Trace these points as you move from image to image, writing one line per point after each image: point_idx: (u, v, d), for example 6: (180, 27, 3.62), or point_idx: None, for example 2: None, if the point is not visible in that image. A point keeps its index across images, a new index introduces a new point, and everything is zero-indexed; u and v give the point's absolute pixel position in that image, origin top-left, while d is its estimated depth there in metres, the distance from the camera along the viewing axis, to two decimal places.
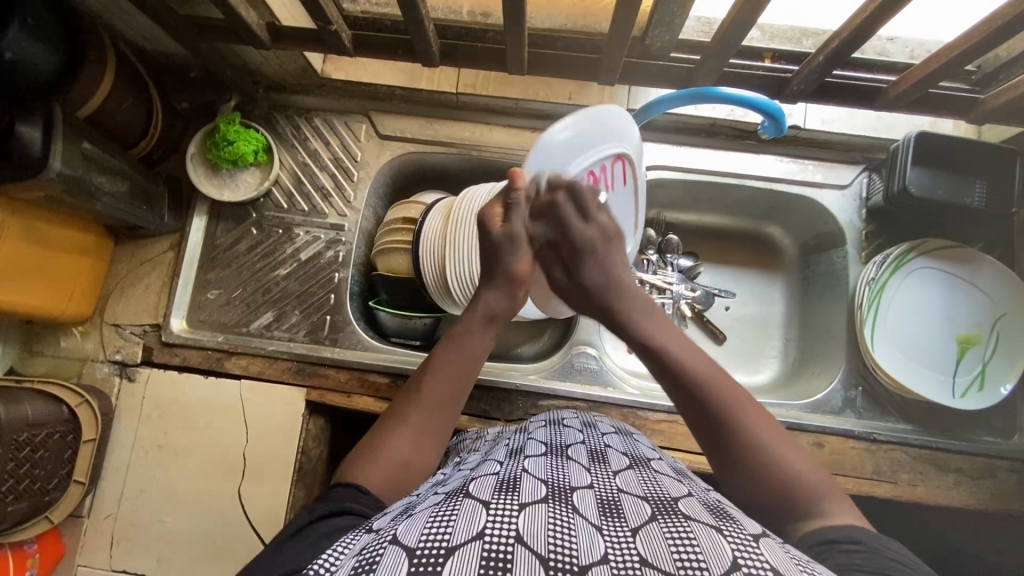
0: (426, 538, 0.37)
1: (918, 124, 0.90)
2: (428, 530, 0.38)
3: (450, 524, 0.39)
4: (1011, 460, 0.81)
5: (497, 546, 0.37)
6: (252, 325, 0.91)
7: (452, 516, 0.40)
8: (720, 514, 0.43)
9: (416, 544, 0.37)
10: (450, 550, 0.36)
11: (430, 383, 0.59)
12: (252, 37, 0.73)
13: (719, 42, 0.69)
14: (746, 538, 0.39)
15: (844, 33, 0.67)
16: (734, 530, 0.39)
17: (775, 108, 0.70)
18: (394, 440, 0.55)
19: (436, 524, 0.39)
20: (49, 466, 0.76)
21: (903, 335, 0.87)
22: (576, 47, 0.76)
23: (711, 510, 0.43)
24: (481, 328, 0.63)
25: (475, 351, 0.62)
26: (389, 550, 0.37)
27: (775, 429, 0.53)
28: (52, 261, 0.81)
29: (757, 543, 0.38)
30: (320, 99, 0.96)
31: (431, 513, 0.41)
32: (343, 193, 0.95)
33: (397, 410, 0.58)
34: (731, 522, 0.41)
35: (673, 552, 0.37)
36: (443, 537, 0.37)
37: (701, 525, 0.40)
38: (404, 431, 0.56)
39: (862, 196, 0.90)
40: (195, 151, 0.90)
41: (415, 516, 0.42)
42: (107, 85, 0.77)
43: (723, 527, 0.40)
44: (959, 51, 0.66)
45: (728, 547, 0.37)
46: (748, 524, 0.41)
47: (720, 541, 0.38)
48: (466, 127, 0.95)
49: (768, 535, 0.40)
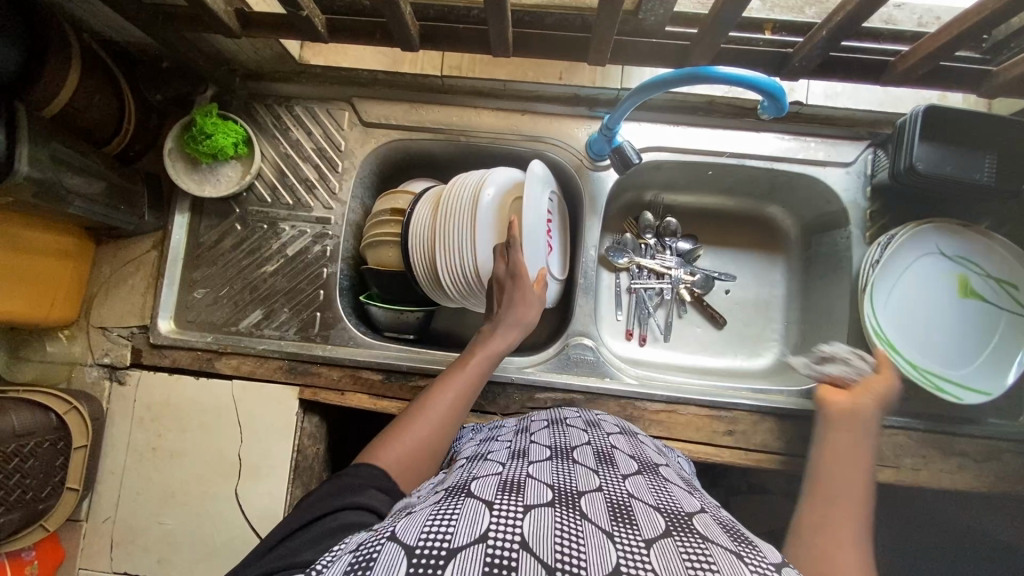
0: (426, 536, 0.36)
1: (925, 97, 0.86)
2: (428, 528, 0.37)
3: (451, 524, 0.37)
4: (1017, 443, 0.80)
5: (500, 551, 0.35)
6: (240, 323, 0.89)
7: (454, 514, 0.38)
8: (738, 537, 0.41)
9: (415, 542, 0.35)
10: (452, 551, 0.35)
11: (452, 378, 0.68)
12: (219, 25, 0.69)
13: (714, 19, 0.65)
14: (767, 567, 0.38)
15: (849, 5, 0.63)
16: (754, 558, 0.38)
17: (775, 87, 0.65)
18: (413, 427, 0.61)
19: (437, 522, 0.37)
20: (39, 476, 0.75)
21: (908, 318, 0.84)
22: (565, 25, 0.72)
23: (728, 531, 0.42)
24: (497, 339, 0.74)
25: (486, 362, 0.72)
26: (388, 547, 0.36)
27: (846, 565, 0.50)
28: (33, 267, 0.79)
29: (779, 574, 0.37)
30: (300, 87, 0.92)
31: (431, 511, 0.40)
32: (328, 184, 0.92)
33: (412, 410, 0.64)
34: (749, 547, 0.40)
35: (690, 571, 0.36)
36: (444, 537, 0.36)
37: (721, 549, 0.39)
38: (424, 421, 0.62)
39: (866, 173, 0.87)
40: (172, 146, 0.86)
41: (415, 514, 0.40)
42: (72, 83, 0.72)
43: (742, 552, 0.39)
44: (973, 22, 0.62)
45: (748, 571, 0.36)
46: (767, 551, 0.40)
47: (741, 568, 0.37)
48: (454, 111, 0.91)
49: (789, 566, 0.39)
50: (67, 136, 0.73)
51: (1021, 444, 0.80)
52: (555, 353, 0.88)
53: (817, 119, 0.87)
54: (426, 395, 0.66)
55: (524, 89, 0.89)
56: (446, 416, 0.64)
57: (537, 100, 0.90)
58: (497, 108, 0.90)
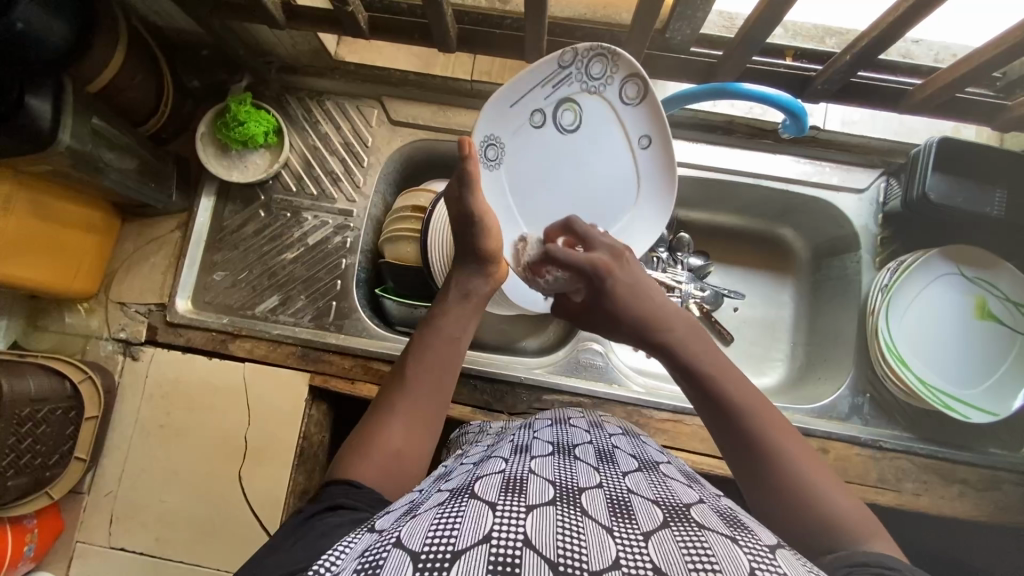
0: (432, 540, 0.36)
1: (939, 129, 0.88)
2: (433, 532, 0.37)
3: (456, 526, 0.37)
4: (1018, 474, 0.81)
5: (504, 549, 0.35)
6: (257, 308, 0.91)
7: (458, 516, 0.38)
8: (734, 523, 0.42)
9: (421, 548, 0.35)
10: (457, 553, 0.34)
11: (421, 364, 0.61)
12: (266, 16, 0.72)
13: (743, 39, 0.68)
14: (762, 548, 0.38)
15: (872, 33, 0.66)
16: (749, 540, 0.38)
17: (797, 107, 0.69)
18: (388, 428, 0.56)
19: (442, 525, 0.37)
20: (50, 442, 0.76)
21: (918, 339, 0.85)
22: (596, 38, 0.74)
23: (724, 519, 0.42)
24: (458, 309, 0.67)
25: (454, 331, 0.65)
26: (393, 554, 0.35)
27: (821, 467, 0.51)
28: (60, 238, 0.81)
29: (773, 555, 0.37)
30: (332, 83, 0.94)
31: (436, 513, 0.39)
32: (353, 178, 0.94)
33: (391, 398, 0.59)
34: (744, 531, 0.40)
35: (687, 563, 0.35)
36: (449, 540, 0.35)
37: (716, 534, 0.39)
38: (397, 419, 0.57)
39: (878, 201, 0.89)
40: (204, 130, 0.89)
41: (420, 516, 0.40)
42: (118, 60, 0.75)
43: (737, 536, 0.39)
44: (989, 57, 0.65)
45: (743, 557, 0.36)
46: (762, 534, 0.40)
47: (735, 551, 0.37)
48: (480, 115, 0.93)
49: (784, 547, 0.39)
50: (107, 112, 0.76)
51: (1021, 476, 0.81)
52: (564, 357, 0.89)
53: (833, 145, 0.89)
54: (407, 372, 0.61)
55: None
56: (424, 411, 0.59)
57: None
58: None
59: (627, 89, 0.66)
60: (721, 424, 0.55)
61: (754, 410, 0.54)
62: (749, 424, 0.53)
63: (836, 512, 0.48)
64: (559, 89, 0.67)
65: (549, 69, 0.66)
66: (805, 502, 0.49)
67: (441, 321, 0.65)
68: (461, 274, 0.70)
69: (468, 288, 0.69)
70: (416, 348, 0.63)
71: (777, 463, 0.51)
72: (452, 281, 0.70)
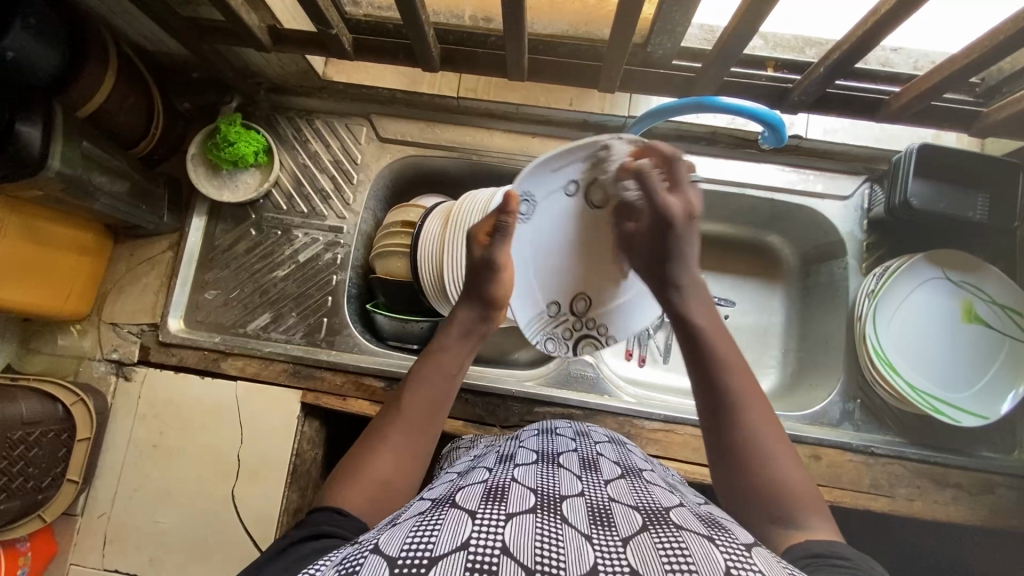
0: (409, 547, 0.36)
1: (921, 136, 0.89)
2: (411, 540, 0.37)
3: (434, 535, 0.37)
4: (1010, 477, 0.81)
5: (481, 556, 0.35)
6: (249, 326, 0.91)
7: (437, 525, 0.38)
8: (713, 524, 0.42)
9: (398, 554, 0.35)
10: (434, 560, 0.35)
11: (414, 396, 0.62)
12: (252, 39, 0.74)
13: (719, 53, 0.69)
14: (738, 547, 0.38)
15: (846, 45, 0.67)
16: (726, 540, 0.39)
17: (775, 118, 0.70)
18: (378, 457, 0.56)
19: (420, 533, 0.37)
20: (42, 465, 0.77)
21: (905, 342, 0.85)
22: (578, 54, 0.76)
23: (702, 521, 0.43)
24: (457, 345, 0.67)
25: (451, 368, 0.65)
26: (371, 560, 0.35)
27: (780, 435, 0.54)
28: (52, 261, 0.82)
29: (749, 553, 0.38)
30: (321, 102, 0.96)
31: (415, 523, 0.39)
32: (343, 195, 0.95)
33: (382, 427, 0.59)
34: (723, 532, 0.40)
35: (663, 564, 0.35)
36: (425, 547, 0.36)
37: (693, 535, 0.39)
38: (387, 449, 0.57)
39: (863, 208, 0.90)
40: (195, 151, 0.90)
41: (399, 526, 0.40)
42: (107, 85, 0.76)
43: (714, 537, 0.39)
44: (962, 66, 0.66)
45: (719, 555, 0.36)
46: (739, 533, 0.41)
47: (712, 551, 0.37)
48: (467, 132, 0.94)
49: (761, 546, 0.39)
50: (97, 136, 0.77)
51: (1013, 479, 0.81)
52: (555, 368, 0.89)
53: (815, 153, 0.90)
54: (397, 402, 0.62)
55: (536, 113, 0.92)
56: (414, 439, 0.59)
57: (546, 123, 0.94)
58: (509, 131, 0.94)
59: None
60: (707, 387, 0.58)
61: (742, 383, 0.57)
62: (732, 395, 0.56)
63: (785, 490, 0.50)
64: (594, 168, 0.66)
65: (592, 148, 0.64)
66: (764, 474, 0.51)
67: (438, 357, 0.66)
68: (463, 314, 0.68)
69: (470, 327, 0.68)
70: (409, 381, 0.64)
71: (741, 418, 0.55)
72: (454, 319, 0.68)
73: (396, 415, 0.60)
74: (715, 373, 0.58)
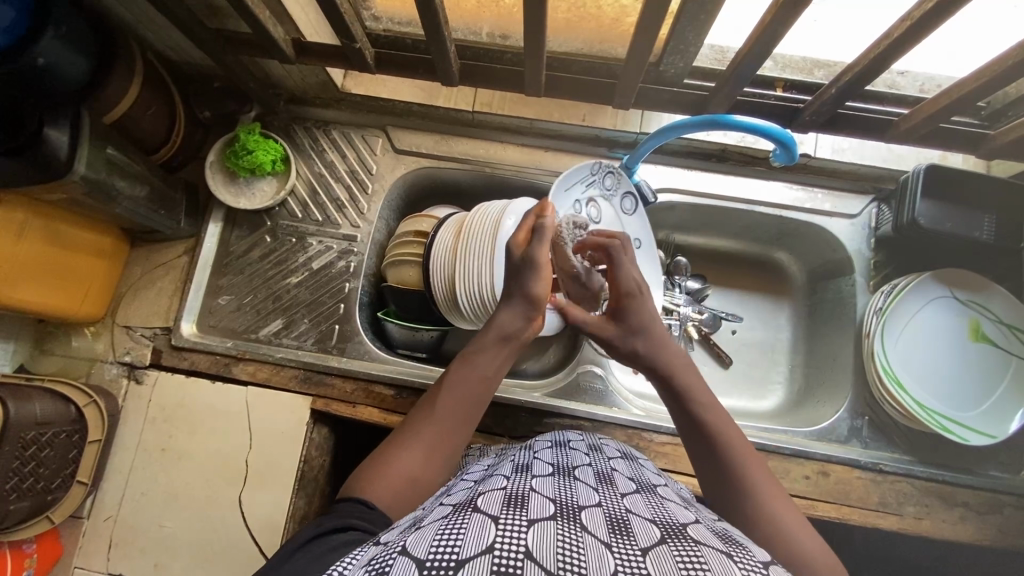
0: (436, 549, 0.36)
1: (928, 157, 0.91)
2: (437, 542, 0.37)
3: (459, 537, 0.37)
4: (1019, 497, 0.81)
5: (506, 560, 0.35)
6: (261, 332, 0.92)
7: (460, 529, 0.39)
8: (729, 541, 0.42)
9: (426, 555, 0.36)
10: (460, 562, 0.35)
11: (450, 395, 0.61)
12: (277, 52, 0.76)
13: (733, 73, 0.71)
14: (756, 564, 0.38)
15: (855, 69, 0.69)
16: (744, 557, 0.39)
17: (786, 136, 0.71)
18: (403, 455, 0.56)
19: (446, 536, 0.38)
20: (53, 466, 0.76)
21: (913, 360, 0.86)
22: (591, 71, 0.78)
23: (719, 536, 0.43)
24: (495, 347, 0.64)
25: (487, 370, 0.63)
26: (399, 561, 0.36)
27: (795, 513, 0.53)
28: (68, 262, 0.82)
29: (767, 571, 0.38)
30: (339, 113, 0.98)
31: (439, 526, 0.40)
32: (357, 204, 0.96)
33: (413, 425, 0.59)
34: (739, 548, 0.41)
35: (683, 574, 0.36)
36: (453, 549, 0.36)
37: (711, 550, 0.39)
38: (416, 448, 0.57)
39: (870, 226, 0.91)
40: (213, 159, 0.92)
41: (424, 528, 0.40)
42: (132, 94, 0.78)
43: (732, 552, 0.40)
44: (969, 90, 0.67)
45: (738, 571, 0.36)
46: (756, 550, 0.41)
47: (731, 567, 0.37)
48: (482, 145, 0.96)
49: (777, 564, 0.40)
50: (121, 142, 0.78)
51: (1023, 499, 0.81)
52: (564, 379, 0.90)
53: (824, 172, 0.91)
54: (430, 401, 0.61)
55: (549, 128, 0.94)
56: (445, 439, 0.59)
57: (560, 138, 0.96)
58: (522, 144, 0.96)
59: (625, 202, 0.87)
60: (704, 448, 0.59)
61: (730, 435, 0.59)
62: (733, 465, 0.56)
63: (805, 556, 0.48)
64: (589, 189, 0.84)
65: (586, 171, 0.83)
66: (775, 541, 0.50)
67: (474, 359, 0.64)
68: (505, 315, 0.65)
69: (507, 332, 0.65)
70: (445, 379, 0.63)
71: (750, 487, 0.55)
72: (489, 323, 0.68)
73: (426, 415, 0.60)
74: (709, 428, 0.60)
